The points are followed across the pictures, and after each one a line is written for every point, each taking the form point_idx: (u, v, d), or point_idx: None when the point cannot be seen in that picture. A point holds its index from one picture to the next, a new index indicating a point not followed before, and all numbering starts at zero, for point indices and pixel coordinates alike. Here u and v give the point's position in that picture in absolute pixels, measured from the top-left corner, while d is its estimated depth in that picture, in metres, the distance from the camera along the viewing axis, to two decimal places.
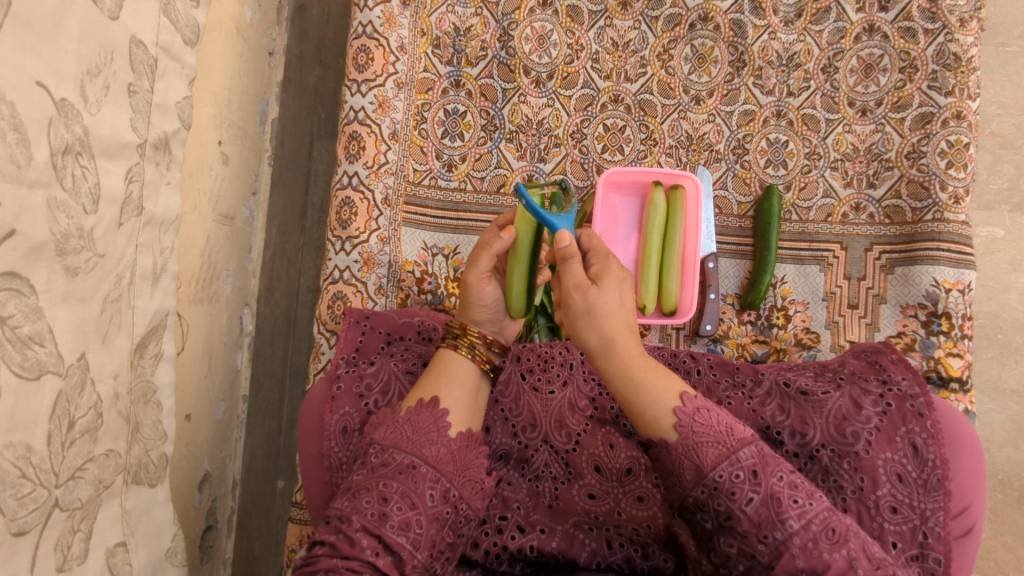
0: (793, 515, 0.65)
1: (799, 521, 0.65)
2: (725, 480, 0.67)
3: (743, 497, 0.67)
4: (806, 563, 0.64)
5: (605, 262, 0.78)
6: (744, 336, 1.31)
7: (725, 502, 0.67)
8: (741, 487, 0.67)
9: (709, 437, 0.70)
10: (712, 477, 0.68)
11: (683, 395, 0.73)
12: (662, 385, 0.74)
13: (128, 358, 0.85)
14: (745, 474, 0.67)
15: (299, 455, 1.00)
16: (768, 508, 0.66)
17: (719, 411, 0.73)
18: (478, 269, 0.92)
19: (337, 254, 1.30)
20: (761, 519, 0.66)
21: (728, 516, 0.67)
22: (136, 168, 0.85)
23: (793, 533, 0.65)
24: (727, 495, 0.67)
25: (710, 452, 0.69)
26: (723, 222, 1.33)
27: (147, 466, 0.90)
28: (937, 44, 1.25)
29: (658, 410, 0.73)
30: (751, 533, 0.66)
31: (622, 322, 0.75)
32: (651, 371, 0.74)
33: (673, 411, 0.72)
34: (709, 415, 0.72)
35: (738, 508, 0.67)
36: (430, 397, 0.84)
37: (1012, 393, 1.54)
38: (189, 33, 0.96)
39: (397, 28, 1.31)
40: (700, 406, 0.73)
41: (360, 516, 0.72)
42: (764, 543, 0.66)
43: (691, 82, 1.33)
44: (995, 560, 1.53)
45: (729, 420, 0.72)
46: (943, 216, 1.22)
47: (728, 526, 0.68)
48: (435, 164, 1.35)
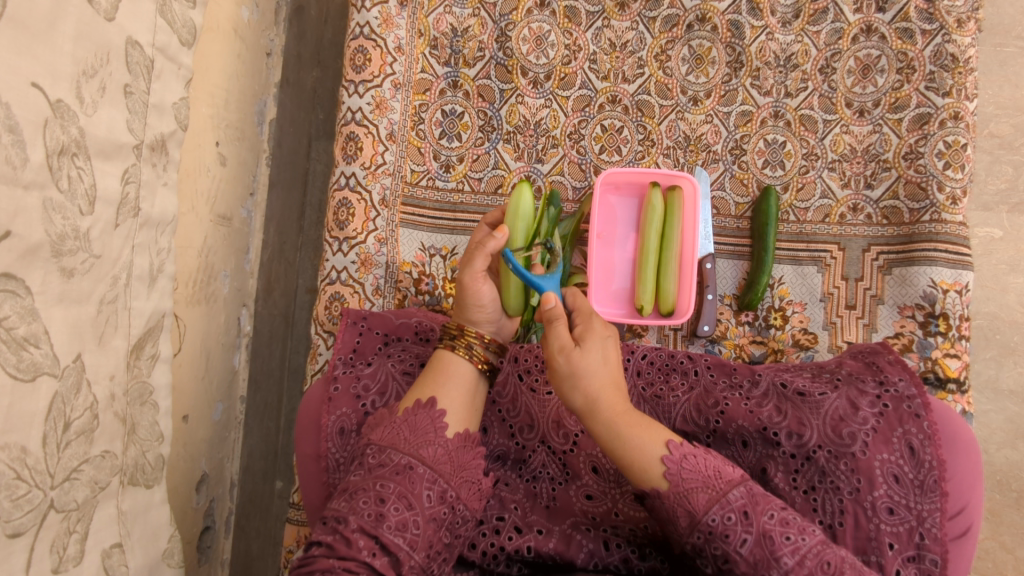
0: (786, 552, 0.66)
1: (793, 557, 0.66)
2: (718, 523, 0.68)
3: (737, 538, 0.67)
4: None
5: (587, 322, 0.82)
6: (742, 336, 1.31)
7: (721, 546, 0.68)
8: (733, 529, 0.68)
9: (699, 483, 0.71)
10: (705, 521, 0.69)
11: (669, 443, 0.74)
12: (649, 437, 0.75)
13: (125, 358, 0.85)
14: (736, 516, 0.68)
15: (297, 456, 1.00)
16: (763, 548, 0.67)
17: (708, 455, 0.75)
18: (473, 269, 0.94)
19: (334, 255, 1.30)
20: (757, 559, 0.67)
21: (726, 559, 0.68)
22: (132, 169, 0.85)
23: (789, 571, 0.65)
24: (722, 538, 0.68)
25: (700, 497, 0.70)
26: (720, 222, 1.33)
27: (144, 467, 0.90)
28: (934, 45, 1.25)
29: (647, 460, 0.74)
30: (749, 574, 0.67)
31: (606, 381, 0.78)
32: (636, 424, 0.76)
33: (661, 460, 0.73)
34: (696, 460, 0.73)
35: (733, 550, 0.67)
36: (427, 397, 0.85)
37: (1011, 393, 1.54)
38: (186, 34, 0.96)
39: (395, 29, 1.31)
40: (688, 452, 0.74)
41: (357, 517, 0.72)
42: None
43: (688, 83, 1.33)
44: (994, 561, 1.53)
45: (717, 463, 0.73)
46: (940, 216, 1.22)
47: (726, 570, 0.68)
48: (432, 164, 1.35)
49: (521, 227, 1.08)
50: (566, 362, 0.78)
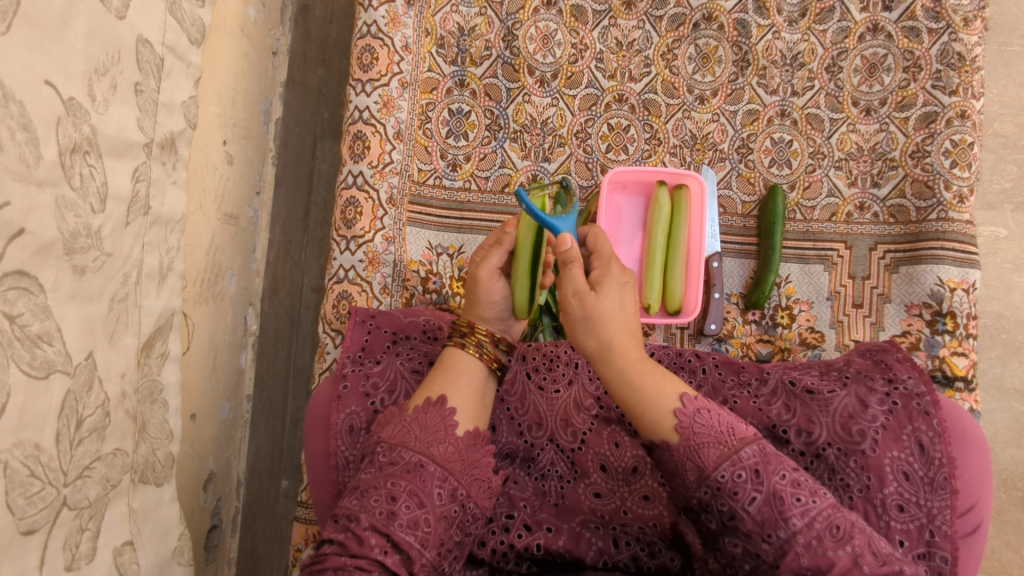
0: (796, 513, 0.66)
1: (802, 519, 0.66)
2: (727, 480, 0.69)
3: (746, 495, 0.67)
4: (810, 561, 0.65)
5: (606, 266, 0.81)
6: (749, 335, 1.31)
7: (728, 502, 0.68)
8: (743, 487, 0.68)
9: (710, 435, 0.71)
10: (714, 477, 0.69)
11: (683, 397, 0.75)
12: (661, 388, 0.76)
13: (135, 357, 0.85)
14: (747, 474, 0.68)
15: (306, 454, 1.00)
16: (771, 508, 0.67)
17: (719, 408, 0.75)
18: (489, 265, 0.94)
19: (341, 254, 1.29)
20: (765, 518, 0.67)
21: (732, 516, 0.68)
22: (143, 168, 0.85)
23: (797, 532, 0.65)
24: (730, 495, 0.68)
25: (711, 453, 0.70)
26: (727, 222, 1.33)
27: (153, 465, 0.90)
28: (942, 44, 1.24)
29: (658, 412, 0.74)
30: (754, 532, 0.67)
31: (622, 326, 0.78)
32: (649, 375, 0.77)
33: (673, 411, 0.74)
34: (709, 413, 0.73)
35: (740, 507, 0.68)
36: (437, 395, 0.85)
37: (1016, 393, 1.54)
38: (195, 32, 0.96)
39: (402, 28, 1.31)
40: (700, 406, 0.75)
41: (369, 515, 0.72)
42: (768, 542, 0.67)
43: (695, 82, 1.33)
44: (1000, 560, 1.53)
45: (730, 421, 0.74)
46: (948, 215, 1.22)
47: (732, 527, 0.69)
48: (439, 164, 1.35)
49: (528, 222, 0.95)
50: (583, 306, 0.77)
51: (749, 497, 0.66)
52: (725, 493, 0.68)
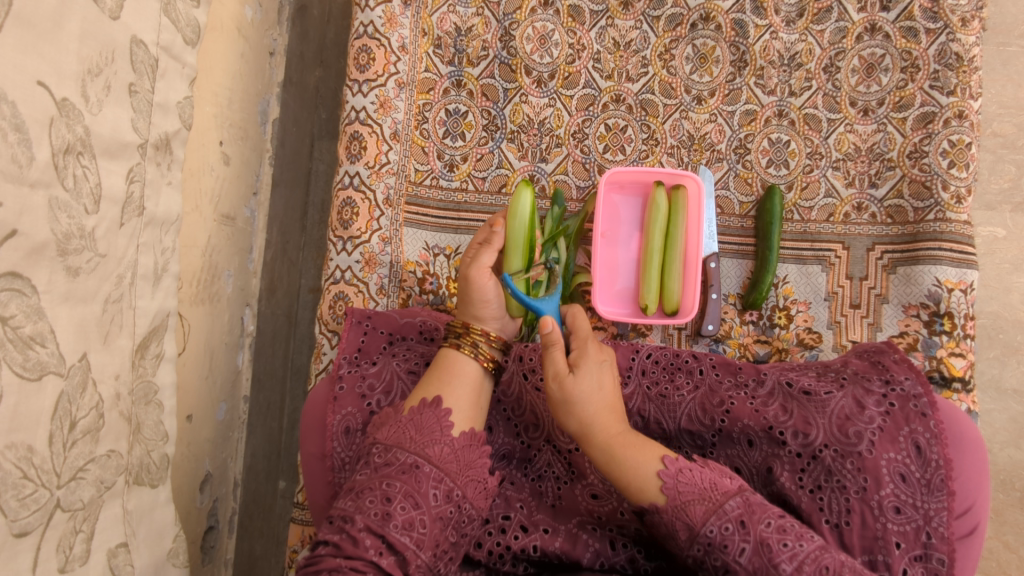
0: (784, 558, 0.68)
1: (790, 564, 0.68)
2: (716, 534, 0.71)
3: (735, 548, 0.70)
4: None
5: (582, 346, 0.86)
6: (746, 336, 1.30)
7: (721, 556, 0.71)
8: (732, 539, 0.70)
9: (695, 495, 0.75)
10: (704, 533, 0.72)
11: (665, 459, 0.79)
12: (643, 454, 0.80)
13: (130, 358, 0.85)
14: (733, 526, 0.71)
15: (302, 454, 1.00)
16: (760, 556, 0.69)
17: (702, 466, 0.79)
18: (479, 264, 0.95)
19: (338, 255, 1.29)
20: (756, 568, 0.69)
21: (726, 569, 0.70)
22: (137, 168, 0.85)
23: None
24: (721, 548, 0.71)
25: (697, 509, 0.73)
26: (725, 222, 1.32)
27: (148, 466, 0.89)
28: (940, 44, 1.24)
29: (644, 477, 0.78)
30: None
31: (602, 404, 0.83)
32: (631, 445, 0.81)
33: (657, 474, 0.78)
34: (691, 472, 0.77)
35: (732, 560, 0.70)
36: (433, 396, 0.85)
37: (1014, 392, 1.54)
38: (190, 33, 0.96)
39: (399, 28, 1.30)
40: (683, 466, 0.78)
41: (364, 516, 0.71)
42: None
43: (692, 82, 1.33)
44: (998, 560, 1.54)
45: (713, 476, 0.77)
46: (945, 215, 1.22)
47: None
48: (436, 164, 1.34)
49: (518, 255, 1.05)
50: (563, 388, 0.82)
51: (738, 550, 0.69)
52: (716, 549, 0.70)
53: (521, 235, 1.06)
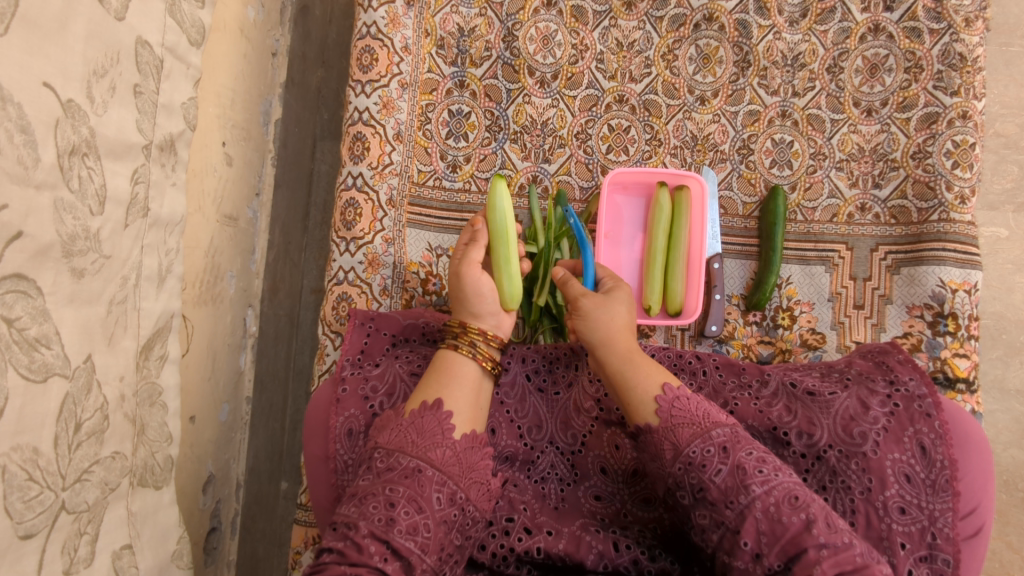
0: (757, 482, 0.69)
1: (762, 487, 0.68)
2: (698, 454, 0.72)
3: (712, 466, 0.71)
4: (767, 526, 0.67)
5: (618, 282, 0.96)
6: (750, 337, 1.27)
7: (697, 475, 0.72)
8: (711, 460, 0.71)
9: (687, 420, 0.75)
10: (686, 453, 0.73)
11: (665, 386, 0.79)
12: (647, 377, 0.81)
13: (134, 359, 0.84)
14: (715, 449, 0.72)
15: (305, 457, 0.99)
16: (734, 478, 0.70)
17: (701, 400, 0.79)
18: (470, 260, 0.97)
19: (341, 255, 1.25)
20: (728, 487, 0.70)
21: (701, 487, 0.71)
22: (142, 169, 0.85)
23: (756, 498, 0.68)
24: (699, 468, 0.72)
25: (685, 431, 0.74)
26: (727, 222, 1.29)
27: (153, 468, 0.89)
28: (943, 44, 1.21)
29: (642, 397, 0.80)
30: (719, 501, 0.70)
31: (624, 326, 0.88)
32: (642, 366, 0.83)
33: (654, 400, 0.79)
34: (687, 400, 0.78)
35: (707, 478, 0.71)
36: (433, 399, 0.84)
37: (1017, 392, 1.56)
38: (195, 33, 0.96)
39: (402, 29, 1.26)
40: (681, 396, 0.79)
41: (368, 522, 0.71)
42: (730, 508, 0.69)
43: (696, 82, 1.29)
44: (1001, 561, 1.55)
45: (708, 409, 0.78)
46: (949, 216, 1.19)
47: (701, 499, 0.71)
48: (439, 165, 1.30)
49: (504, 248, 1.04)
50: (587, 304, 0.89)
51: (714, 464, 0.70)
52: (694, 464, 0.72)
53: (506, 226, 1.04)
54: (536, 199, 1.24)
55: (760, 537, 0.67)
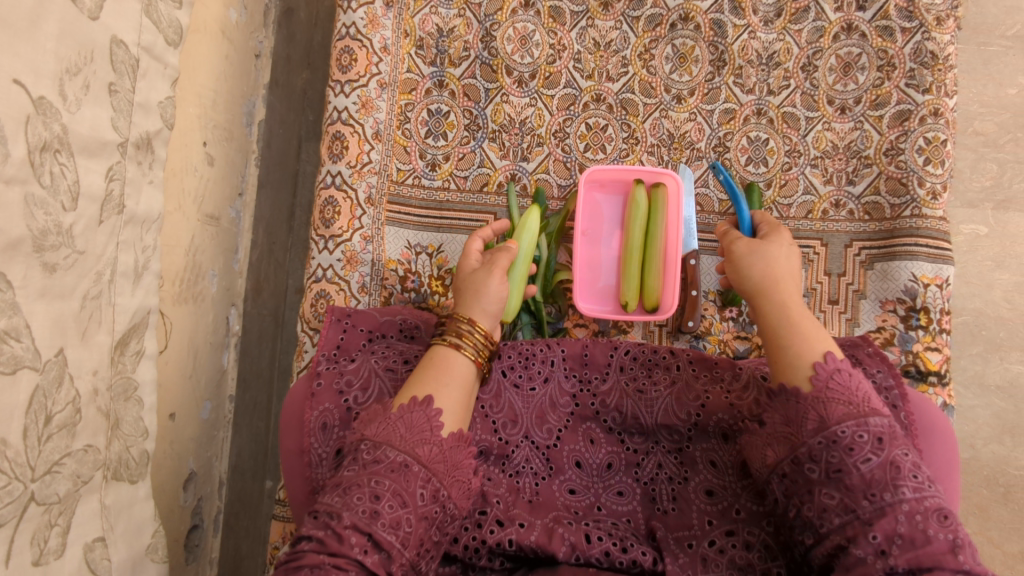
0: (909, 485, 0.70)
1: (913, 492, 0.70)
2: (847, 435, 0.73)
3: (863, 454, 0.72)
4: (905, 529, 0.68)
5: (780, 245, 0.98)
6: (726, 332, 1.28)
7: (841, 455, 0.73)
8: (861, 446, 0.72)
9: (844, 397, 0.77)
10: (834, 430, 0.74)
11: (828, 355, 0.81)
12: (810, 345, 0.83)
13: (108, 354, 0.85)
14: (869, 437, 0.73)
15: (281, 451, 1.00)
16: (885, 472, 0.71)
17: (863, 383, 0.79)
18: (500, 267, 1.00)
19: (319, 253, 1.26)
20: (874, 479, 0.71)
21: (839, 468, 0.72)
22: (117, 167, 0.86)
23: (903, 500, 0.69)
24: (846, 449, 0.73)
25: (838, 408, 0.76)
26: (704, 219, 1.30)
27: (127, 462, 0.89)
28: (915, 42, 1.23)
29: (801, 361, 0.82)
30: (858, 488, 0.71)
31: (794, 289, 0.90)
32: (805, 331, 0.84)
33: (812, 367, 0.80)
34: (847, 376, 0.79)
35: (853, 462, 0.72)
36: (424, 396, 0.85)
37: (997, 388, 1.57)
38: (172, 33, 0.97)
39: (380, 30, 1.28)
40: (841, 368, 0.80)
41: (351, 513, 0.72)
42: (870, 500, 0.70)
43: (672, 81, 1.31)
44: (981, 555, 1.56)
45: (867, 392, 0.79)
46: (921, 212, 1.20)
47: (835, 478, 0.73)
48: (418, 164, 1.31)
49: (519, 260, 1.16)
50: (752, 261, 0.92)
51: (869, 454, 0.71)
52: (842, 447, 0.73)
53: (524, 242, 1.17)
54: (514, 196, 1.26)
55: (894, 537, 0.68)
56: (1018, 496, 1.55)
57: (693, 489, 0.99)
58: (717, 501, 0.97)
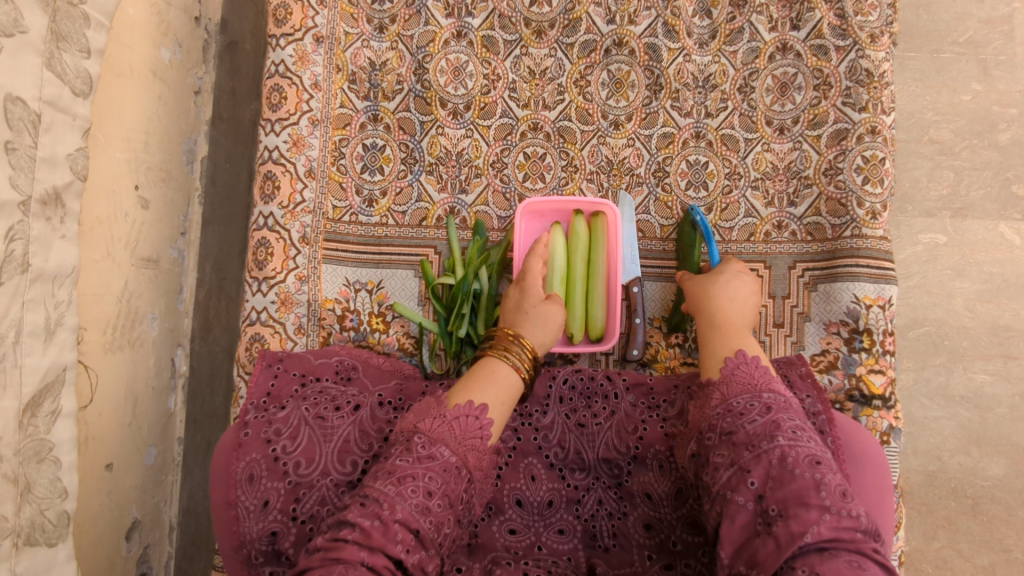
0: (785, 435, 0.74)
1: (787, 440, 0.74)
2: (740, 404, 0.81)
3: (749, 415, 0.78)
4: (777, 472, 0.71)
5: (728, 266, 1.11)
6: (672, 359, 1.27)
7: (733, 419, 0.79)
8: (751, 410, 0.79)
9: (745, 379, 0.85)
10: (731, 402, 0.82)
11: (738, 350, 0.90)
12: (729, 345, 0.93)
13: (15, 419, 0.83)
14: (758, 404, 0.79)
15: (210, 504, 0.98)
16: (766, 427, 0.76)
17: (771, 373, 0.87)
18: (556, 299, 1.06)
19: (253, 295, 1.25)
20: (757, 434, 0.76)
21: (730, 430, 0.78)
22: (19, 226, 0.84)
23: (779, 446, 0.73)
24: (738, 414, 0.79)
25: (737, 387, 0.84)
26: (646, 246, 1.29)
27: (43, 526, 0.87)
28: (849, 61, 1.23)
29: (718, 356, 0.92)
30: (743, 443, 0.76)
31: (732, 305, 1.03)
32: (732, 335, 0.95)
33: (724, 359, 0.90)
34: (754, 367, 0.87)
35: (742, 423, 0.78)
36: (478, 402, 0.87)
37: (961, 399, 1.55)
38: (81, 84, 0.95)
39: (311, 66, 1.28)
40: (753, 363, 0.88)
41: (405, 507, 0.73)
42: (750, 450, 0.75)
43: (609, 107, 1.30)
44: (952, 569, 1.53)
45: (770, 378, 0.86)
46: (861, 231, 1.20)
47: (728, 437, 0.78)
48: (355, 200, 1.30)
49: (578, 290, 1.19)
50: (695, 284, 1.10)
51: (751, 411, 0.77)
52: (732, 411, 0.80)
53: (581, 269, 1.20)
54: (454, 229, 1.24)
55: (768, 481, 0.72)
56: (986, 508, 1.53)
57: (632, 524, 0.97)
58: (654, 535, 0.95)
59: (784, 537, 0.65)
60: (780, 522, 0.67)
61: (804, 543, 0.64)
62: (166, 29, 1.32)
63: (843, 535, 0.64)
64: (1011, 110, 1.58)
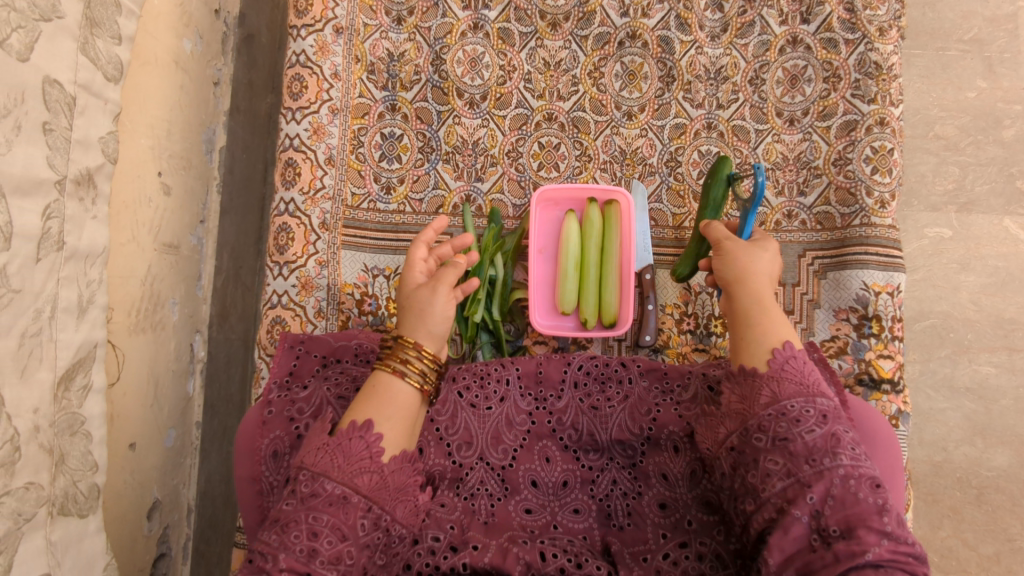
0: (846, 453, 0.74)
1: (849, 459, 0.74)
2: (795, 409, 0.78)
3: (807, 425, 0.77)
4: (839, 491, 0.72)
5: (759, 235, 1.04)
6: (684, 345, 1.29)
7: (789, 425, 0.77)
8: (807, 418, 0.77)
9: (796, 378, 0.82)
10: (785, 404, 0.79)
11: (787, 344, 0.86)
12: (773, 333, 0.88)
13: (50, 391, 0.85)
14: (814, 411, 0.78)
15: (235, 479, 1.00)
16: (826, 441, 0.75)
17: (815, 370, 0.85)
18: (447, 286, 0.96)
19: (274, 280, 1.27)
20: (816, 447, 0.75)
21: (785, 436, 0.77)
22: (55, 205, 0.87)
23: (841, 465, 0.73)
24: (794, 420, 0.78)
25: (789, 387, 0.81)
26: (659, 234, 1.32)
27: (75, 497, 0.90)
28: (858, 54, 1.26)
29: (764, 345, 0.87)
30: (801, 454, 0.75)
31: (766, 280, 0.97)
32: (774, 318, 0.90)
33: (771, 352, 0.86)
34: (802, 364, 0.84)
35: (799, 431, 0.77)
36: (363, 420, 0.84)
37: (967, 390, 1.57)
38: (112, 69, 0.98)
39: (331, 56, 1.31)
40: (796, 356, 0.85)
41: (288, 555, 0.74)
42: (810, 464, 0.74)
43: (622, 98, 1.32)
44: (957, 558, 1.55)
45: (817, 377, 0.84)
46: (870, 220, 1.22)
47: (783, 443, 0.77)
48: (373, 187, 1.33)
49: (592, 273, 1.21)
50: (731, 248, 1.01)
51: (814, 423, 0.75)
52: (789, 417, 0.77)
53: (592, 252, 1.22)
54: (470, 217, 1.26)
55: (828, 499, 0.72)
56: (991, 497, 1.55)
57: (647, 503, 0.99)
58: (669, 513, 0.97)
59: (844, 555, 0.67)
60: (840, 542, 0.69)
61: (864, 561, 0.66)
62: (188, 21, 1.35)
63: (901, 559, 0.66)
64: (1016, 106, 1.61)
